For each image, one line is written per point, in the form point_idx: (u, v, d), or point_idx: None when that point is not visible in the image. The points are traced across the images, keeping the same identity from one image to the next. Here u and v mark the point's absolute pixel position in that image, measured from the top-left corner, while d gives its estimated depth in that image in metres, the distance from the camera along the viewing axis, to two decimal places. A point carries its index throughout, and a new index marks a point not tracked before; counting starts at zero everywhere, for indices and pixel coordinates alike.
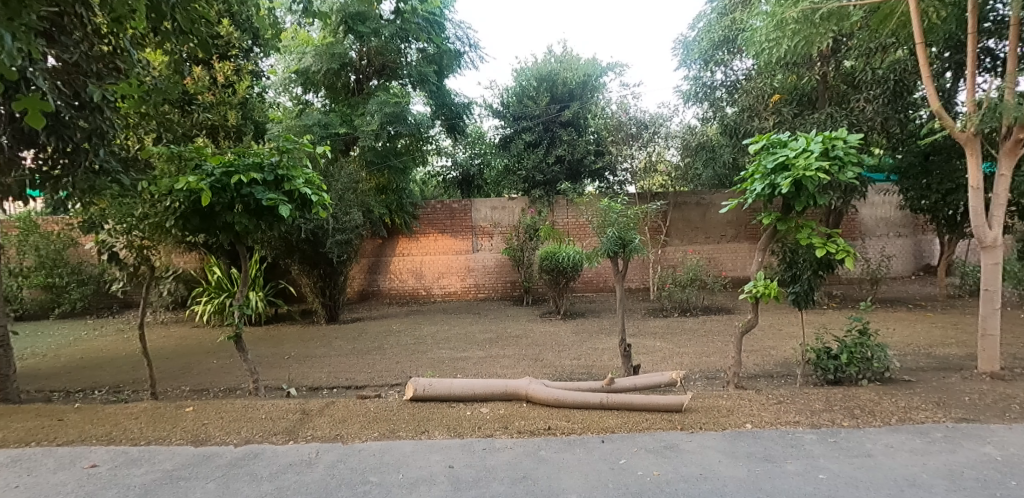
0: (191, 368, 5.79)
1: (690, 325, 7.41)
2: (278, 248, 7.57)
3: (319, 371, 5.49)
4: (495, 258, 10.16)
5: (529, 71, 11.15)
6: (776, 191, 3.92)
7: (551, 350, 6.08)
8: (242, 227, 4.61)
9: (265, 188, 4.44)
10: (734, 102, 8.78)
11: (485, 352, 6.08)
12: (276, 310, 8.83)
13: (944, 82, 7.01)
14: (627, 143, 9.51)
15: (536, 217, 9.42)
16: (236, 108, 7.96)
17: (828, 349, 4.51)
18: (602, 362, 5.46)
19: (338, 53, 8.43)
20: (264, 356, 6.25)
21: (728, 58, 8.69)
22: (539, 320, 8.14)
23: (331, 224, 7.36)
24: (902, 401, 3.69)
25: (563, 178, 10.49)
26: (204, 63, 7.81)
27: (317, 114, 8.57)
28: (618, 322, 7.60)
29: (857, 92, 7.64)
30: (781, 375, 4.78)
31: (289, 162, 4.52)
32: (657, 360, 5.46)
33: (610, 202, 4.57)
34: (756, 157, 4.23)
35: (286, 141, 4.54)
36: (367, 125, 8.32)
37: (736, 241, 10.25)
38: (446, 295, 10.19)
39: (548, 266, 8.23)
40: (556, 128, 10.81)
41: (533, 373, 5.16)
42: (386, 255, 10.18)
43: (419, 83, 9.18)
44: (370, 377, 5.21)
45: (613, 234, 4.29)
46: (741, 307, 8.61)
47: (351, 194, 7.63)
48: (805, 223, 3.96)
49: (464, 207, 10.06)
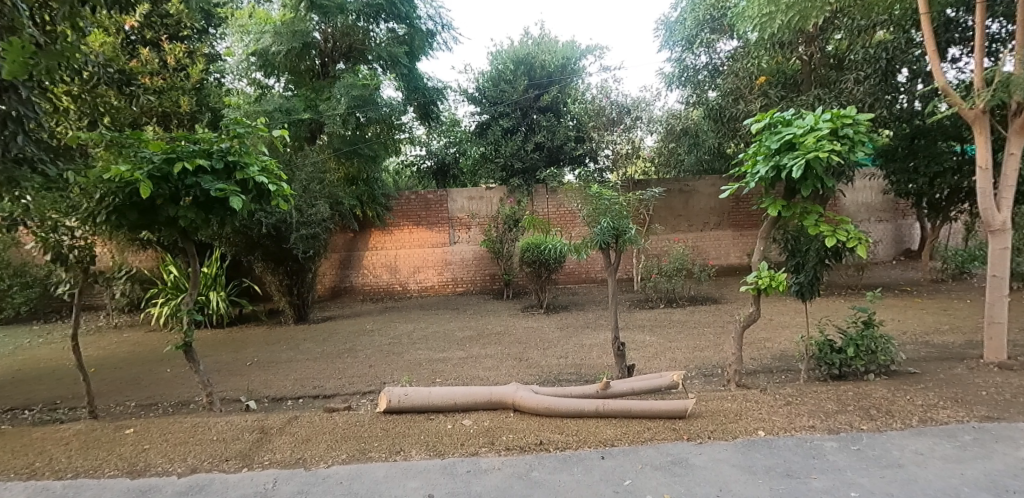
0: (140, 380, 5.23)
1: (679, 317, 7.12)
2: (239, 245, 6.99)
3: (285, 379, 5.03)
4: (473, 250, 9.74)
5: (504, 53, 10.61)
6: (780, 174, 3.61)
7: (536, 348, 5.70)
8: (188, 222, 4.05)
9: (213, 178, 3.93)
10: (719, 85, 8.49)
11: (466, 352, 5.67)
12: (240, 311, 8.26)
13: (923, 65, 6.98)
14: (609, 129, 9.56)
15: (516, 207, 9.08)
16: (190, 94, 7.37)
17: (832, 341, 4.25)
18: (591, 360, 5.12)
19: (301, 32, 7.75)
20: (222, 363, 5.72)
21: (712, 39, 8.36)
22: (521, 315, 7.76)
23: (296, 217, 6.79)
24: (919, 399, 3.44)
25: (542, 165, 10.01)
26: (152, 44, 7.20)
27: (279, 99, 7.91)
28: (604, 316, 7.26)
29: (844, 74, 7.40)
30: (782, 370, 4.50)
31: (242, 148, 4.03)
32: (649, 357, 5.13)
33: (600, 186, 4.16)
34: (756, 137, 3.91)
35: (237, 124, 4.04)
36: (333, 110, 7.73)
37: (719, 229, 9.98)
38: (423, 290, 9.75)
39: (530, 258, 7.87)
40: (534, 113, 10.37)
41: (518, 375, 4.77)
42: (358, 250, 9.66)
43: (389, 65, 8.55)
44: (340, 384, 4.76)
45: (607, 224, 3.95)
46: (728, 296, 8.38)
47: (317, 184, 7.07)
48: (811, 209, 3.66)
49: (440, 197, 9.59)
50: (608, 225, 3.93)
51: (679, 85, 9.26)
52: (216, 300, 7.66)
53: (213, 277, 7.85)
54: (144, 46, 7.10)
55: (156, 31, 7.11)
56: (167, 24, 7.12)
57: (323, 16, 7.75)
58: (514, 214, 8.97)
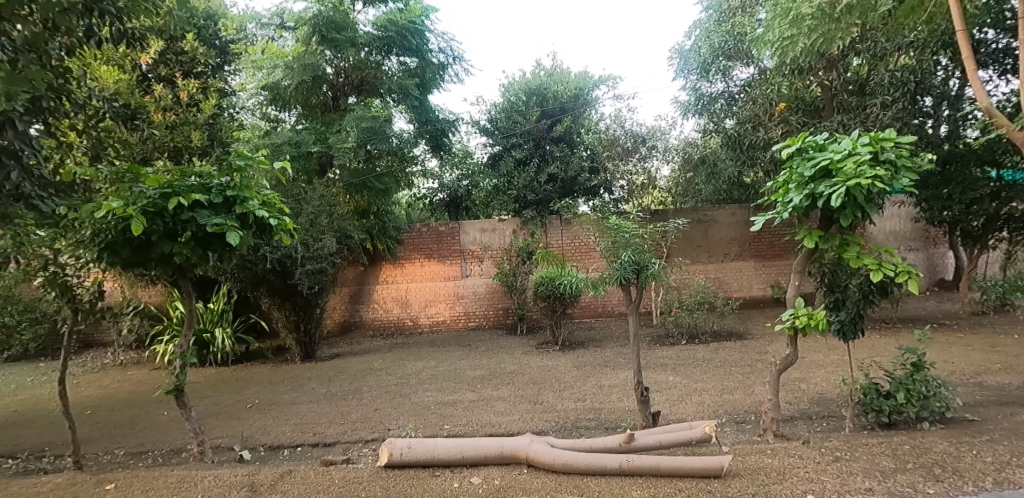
0: (134, 425, 4.96)
1: (703, 354, 6.70)
2: (245, 280, 6.82)
3: (284, 424, 4.73)
4: (486, 283, 9.47)
5: (517, 84, 10.52)
6: (816, 203, 3.33)
7: (551, 390, 5.34)
8: (184, 259, 3.86)
9: (211, 213, 3.77)
10: (737, 112, 8.28)
11: (477, 394, 5.32)
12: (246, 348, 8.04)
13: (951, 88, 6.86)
14: (623, 159, 9.38)
15: (529, 239, 8.84)
16: (202, 129, 7.36)
17: (878, 386, 3.86)
18: (611, 404, 4.75)
19: (311, 65, 7.62)
20: (222, 405, 5.45)
21: (728, 67, 8.19)
22: (535, 352, 7.40)
23: (301, 252, 6.60)
24: (989, 455, 3.02)
25: (556, 197, 9.84)
26: (167, 80, 7.35)
27: (289, 132, 7.86)
28: (623, 353, 6.88)
29: (870, 98, 7.10)
30: (823, 417, 4.09)
31: (242, 182, 3.88)
32: (674, 401, 4.74)
33: (619, 218, 3.89)
34: (786, 164, 3.64)
35: (238, 156, 3.89)
36: (343, 143, 7.66)
37: (741, 260, 9.59)
38: (435, 325, 9.46)
39: (544, 291, 7.57)
40: (547, 144, 10.24)
41: (532, 421, 4.41)
42: (369, 284, 9.47)
43: (400, 97, 8.51)
44: (342, 430, 4.45)
45: (628, 259, 3.69)
46: (753, 331, 7.94)
47: (325, 218, 6.92)
48: (851, 241, 3.36)
49: (452, 230, 9.39)
50: (631, 258, 3.67)
51: (695, 113, 9.09)
52: (221, 338, 7.51)
53: (219, 313, 7.72)
54: (160, 83, 7.29)
55: (171, 68, 7.34)
56: (182, 62, 7.43)
57: (335, 49, 7.75)
58: (528, 246, 8.71)
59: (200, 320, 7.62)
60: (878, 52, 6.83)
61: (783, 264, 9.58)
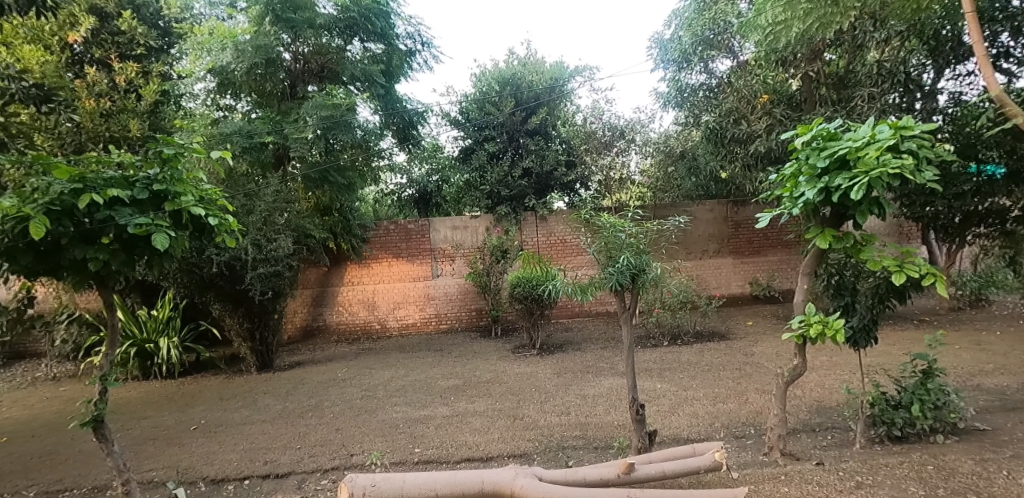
0: (54, 455, 4.30)
1: (687, 357, 6.38)
2: (189, 286, 6.16)
3: (231, 450, 4.16)
4: (457, 283, 8.98)
5: (488, 74, 9.89)
6: (830, 198, 3.01)
7: (532, 402, 4.91)
8: (103, 267, 3.25)
9: (134, 211, 3.20)
10: (717, 104, 7.99)
11: (451, 409, 4.85)
12: (196, 358, 7.35)
13: (927, 79, 6.72)
14: (601, 152, 9.27)
15: (504, 237, 8.37)
16: (142, 118, 6.68)
17: (888, 396, 3.57)
18: (598, 418, 4.36)
19: (264, 47, 6.98)
20: (161, 429, 4.81)
21: (707, 61, 7.94)
22: (512, 357, 6.97)
23: (252, 253, 5.95)
24: (1021, 476, 2.74)
25: (531, 192, 9.42)
26: (103, 64, 6.74)
27: (240, 122, 7.16)
28: (603, 358, 6.51)
29: (855, 90, 6.88)
30: (828, 430, 3.79)
31: (174, 175, 3.33)
32: (665, 412, 4.37)
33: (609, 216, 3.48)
34: (794, 154, 3.32)
35: (167, 144, 3.33)
36: (300, 133, 6.98)
37: (719, 257, 9.37)
38: (404, 328, 8.92)
39: (521, 293, 7.10)
40: (521, 137, 9.66)
41: (513, 441, 3.96)
42: (332, 285, 8.86)
43: (365, 85, 7.93)
44: (298, 457, 3.92)
45: (625, 262, 3.28)
46: (735, 331, 7.69)
47: (280, 216, 6.32)
48: (866, 240, 3.06)
49: (421, 227, 8.85)
50: (628, 262, 3.28)
51: (674, 105, 8.82)
52: (165, 348, 6.82)
53: (164, 321, 7.05)
54: (94, 65, 6.70)
55: (106, 49, 6.80)
56: (119, 43, 6.93)
57: (292, 31, 7.11)
58: (502, 244, 8.27)
59: (142, 328, 6.95)
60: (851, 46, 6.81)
61: (761, 260, 9.41)
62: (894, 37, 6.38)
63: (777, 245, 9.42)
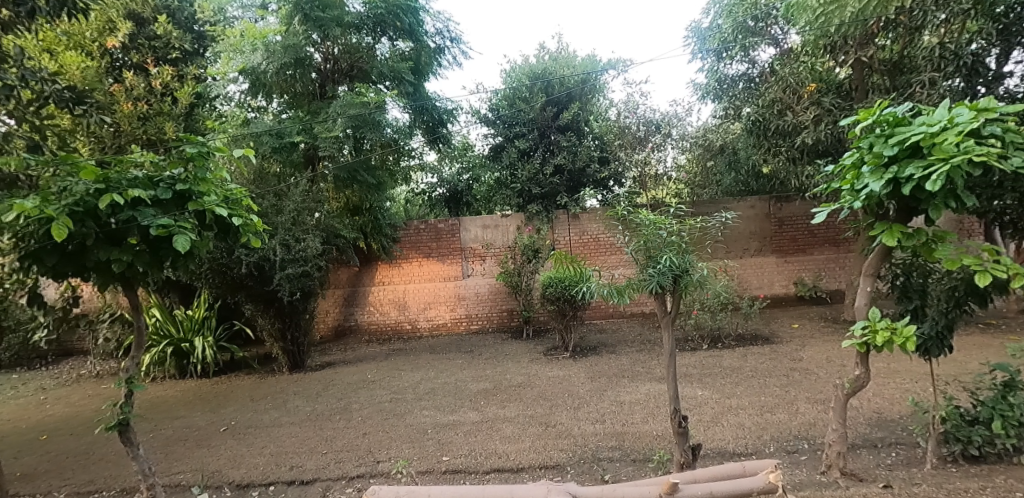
0: (89, 454, 4.34)
1: (729, 362, 6.03)
2: (221, 286, 6.19)
3: (258, 454, 4.10)
4: (488, 284, 8.82)
5: (519, 69, 9.68)
6: (897, 191, 2.70)
7: (564, 409, 4.69)
8: (129, 269, 3.22)
9: (157, 212, 3.15)
10: (759, 95, 7.57)
11: (480, 415, 4.68)
12: (231, 358, 7.44)
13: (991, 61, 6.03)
14: (635, 148, 8.85)
15: (535, 236, 8.17)
16: (177, 120, 6.79)
17: (963, 410, 3.21)
18: (635, 427, 4.11)
19: (294, 47, 6.99)
20: (192, 429, 4.81)
21: (747, 51, 7.55)
22: (543, 360, 6.76)
23: (281, 254, 5.93)
24: None
25: (563, 190, 9.14)
26: (140, 68, 6.88)
27: (271, 122, 7.16)
28: (639, 362, 6.23)
29: (915, 75, 6.36)
30: (892, 447, 3.45)
31: (197, 175, 3.29)
32: (708, 423, 4.09)
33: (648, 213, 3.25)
34: (854, 142, 3.02)
35: (190, 143, 3.28)
36: (328, 132, 6.89)
37: (762, 255, 8.92)
38: (434, 328, 8.83)
39: (553, 294, 6.87)
40: (553, 134, 9.44)
41: (545, 451, 3.76)
42: (363, 285, 8.84)
43: (393, 83, 7.84)
44: (324, 463, 3.82)
45: (667, 262, 3.06)
46: (780, 334, 7.28)
47: (308, 215, 6.28)
48: (939, 237, 2.73)
49: (452, 227, 8.73)
50: (670, 263, 3.07)
51: (714, 97, 8.41)
52: (200, 348, 6.91)
53: (200, 321, 7.15)
54: (132, 70, 6.83)
55: (142, 54, 6.91)
56: (155, 47, 7.04)
57: (321, 30, 7.09)
58: (533, 243, 8.10)
59: (179, 328, 7.08)
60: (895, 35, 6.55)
61: (807, 259, 8.90)
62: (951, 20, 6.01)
63: (825, 243, 8.90)
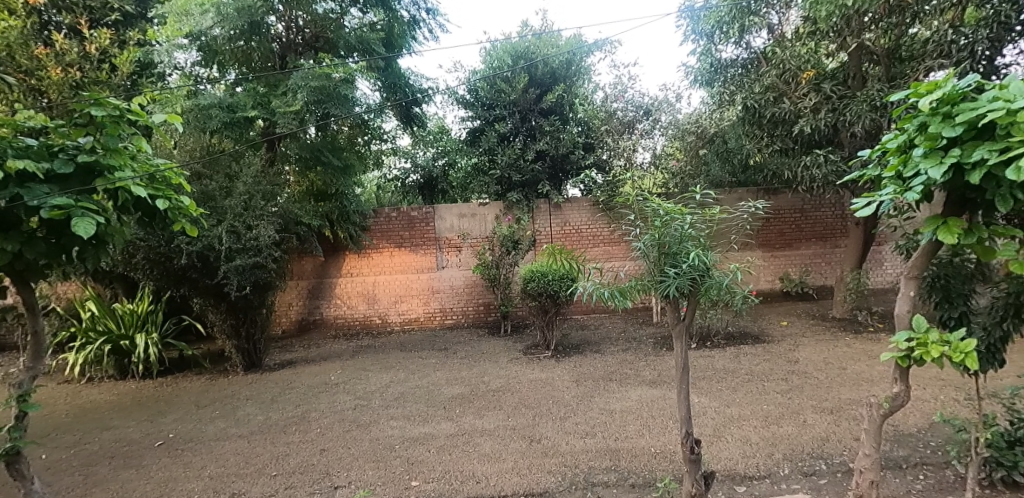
0: None
1: (723, 363, 5.65)
2: (162, 278, 5.51)
3: (194, 477, 3.50)
4: (464, 276, 8.29)
5: (500, 47, 9.01)
6: (953, 179, 2.28)
7: (549, 419, 4.21)
8: (18, 262, 2.58)
9: (54, 189, 2.53)
10: (751, 81, 7.08)
11: (456, 426, 4.16)
12: (179, 356, 6.74)
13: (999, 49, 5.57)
14: (623, 133, 8.93)
15: (514, 226, 7.69)
16: (115, 90, 6.06)
17: (1004, 431, 2.86)
18: (630, 443, 3.66)
19: (249, 9, 6.21)
20: (122, 445, 4.17)
21: (739, 35, 7.13)
22: (523, 360, 6.26)
23: (228, 242, 5.26)
24: None
25: (545, 177, 8.66)
26: (72, 29, 6.18)
27: (221, 93, 6.43)
28: (626, 363, 5.80)
29: (919, 63, 6.04)
30: (920, 470, 3.08)
31: (108, 144, 2.66)
32: (709, 437, 3.67)
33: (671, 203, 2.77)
34: (902, 121, 2.59)
35: (96, 103, 2.64)
36: (288, 106, 6.20)
37: (748, 249, 8.61)
38: (406, 323, 8.27)
39: (535, 289, 6.33)
40: (535, 117, 8.94)
41: (530, 473, 3.28)
42: (329, 276, 8.18)
43: (364, 56, 7.16)
44: (271, 490, 3.26)
45: (694, 260, 2.64)
46: (770, 332, 6.96)
47: (262, 200, 5.63)
48: (1004, 232, 2.27)
49: (426, 215, 8.15)
50: (696, 263, 2.65)
51: (703, 83, 8.05)
52: (141, 346, 6.19)
53: (144, 315, 6.44)
54: (63, 32, 6.12)
55: (76, 15, 6.20)
56: (91, 7, 6.34)
57: None
58: (513, 234, 7.61)
59: (119, 323, 6.35)
60: (890, 23, 6.11)
61: (794, 254, 8.62)
62: (947, 4, 5.63)
63: (812, 237, 8.63)
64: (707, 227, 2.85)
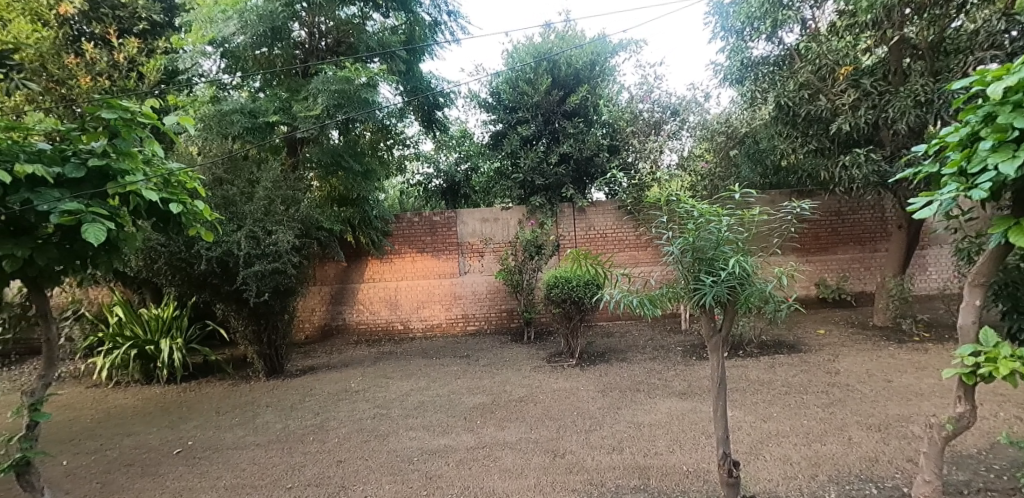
0: None
1: (757, 374, 5.37)
2: (184, 283, 5.52)
3: (210, 487, 3.43)
4: (487, 282, 8.16)
5: (522, 49, 8.91)
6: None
7: (573, 432, 4.03)
8: (30, 268, 2.54)
9: (66, 194, 2.49)
10: (785, 78, 6.78)
11: (476, 438, 4.01)
12: (203, 361, 6.77)
13: None
14: (648, 134, 8.42)
15: (537, 231, 7.52)
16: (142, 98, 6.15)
17: None
18: (660, 459, 3.45)
19: (270, 14, 6.21)
20: (142, 451, 4.15)
21: (771, 31, 6.85)
22: (547, 369, 6.08)
23: (247, 247, 5.23)
24: None
25: (569, 181, 8.46)
26: (101, 39, 6.31)
27: (244, 99, 6.46)
28: (654, 373, 5.56)
29: (968, 55, 5.67)
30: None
31: (120, 148, 2.60)
32: (746, 455, 3.43)
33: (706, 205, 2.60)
34: (964, 112, 2.35)
35: (107, 106, 2.58)
36: (308, 111, 6.18)
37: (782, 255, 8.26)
38: (428, 329, 8.17)
39: (558, 295, 6.14)
40: (558, 120, 8.80)
41: (553, 491, 3.10)
42: (352, 282, 8.15)
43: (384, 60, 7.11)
44: None
45: (733, 266, 2.46)
46: (807, 341, 6.62)
47: (282, 205, 5.60)
48: None
49: (448, 220, 8.06)
50: (736, 270, 2.47)
51: (733, 82, 7.76)
52: (166, 351, 6.23)
53: (170, 321, 6.49)
54: (93, 42, 6.25)
55: (106, 25, 6.33)
56: (120, 17, 6.46)
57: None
58: (536, 238, 7.44)
59: (146, 328, 6.42)
60: (935, 14, 5.77)
61: (831, 259, 8.24)
62: None
63: (849, 241, 8.24)
64: (745, 231, 2.66)
